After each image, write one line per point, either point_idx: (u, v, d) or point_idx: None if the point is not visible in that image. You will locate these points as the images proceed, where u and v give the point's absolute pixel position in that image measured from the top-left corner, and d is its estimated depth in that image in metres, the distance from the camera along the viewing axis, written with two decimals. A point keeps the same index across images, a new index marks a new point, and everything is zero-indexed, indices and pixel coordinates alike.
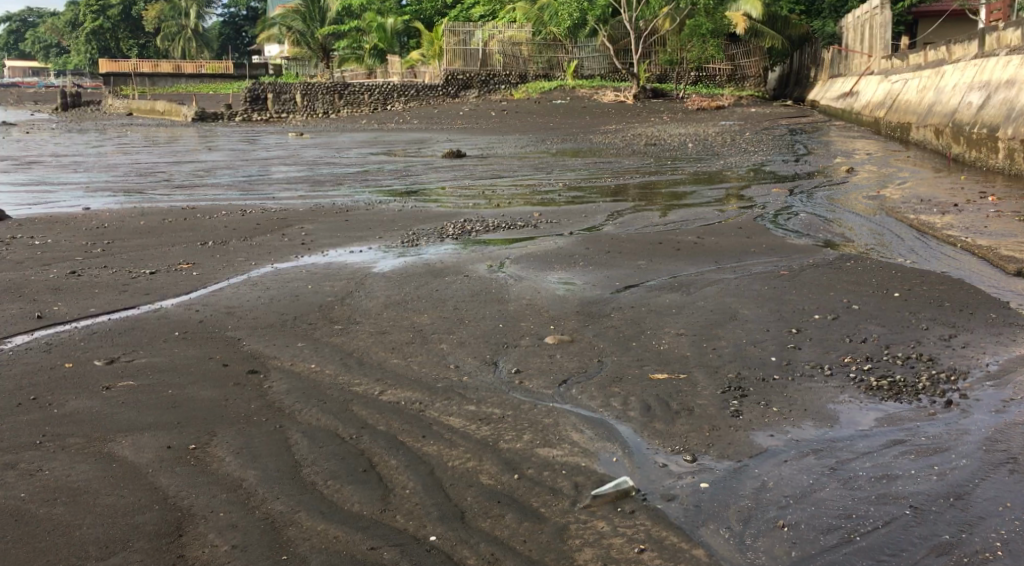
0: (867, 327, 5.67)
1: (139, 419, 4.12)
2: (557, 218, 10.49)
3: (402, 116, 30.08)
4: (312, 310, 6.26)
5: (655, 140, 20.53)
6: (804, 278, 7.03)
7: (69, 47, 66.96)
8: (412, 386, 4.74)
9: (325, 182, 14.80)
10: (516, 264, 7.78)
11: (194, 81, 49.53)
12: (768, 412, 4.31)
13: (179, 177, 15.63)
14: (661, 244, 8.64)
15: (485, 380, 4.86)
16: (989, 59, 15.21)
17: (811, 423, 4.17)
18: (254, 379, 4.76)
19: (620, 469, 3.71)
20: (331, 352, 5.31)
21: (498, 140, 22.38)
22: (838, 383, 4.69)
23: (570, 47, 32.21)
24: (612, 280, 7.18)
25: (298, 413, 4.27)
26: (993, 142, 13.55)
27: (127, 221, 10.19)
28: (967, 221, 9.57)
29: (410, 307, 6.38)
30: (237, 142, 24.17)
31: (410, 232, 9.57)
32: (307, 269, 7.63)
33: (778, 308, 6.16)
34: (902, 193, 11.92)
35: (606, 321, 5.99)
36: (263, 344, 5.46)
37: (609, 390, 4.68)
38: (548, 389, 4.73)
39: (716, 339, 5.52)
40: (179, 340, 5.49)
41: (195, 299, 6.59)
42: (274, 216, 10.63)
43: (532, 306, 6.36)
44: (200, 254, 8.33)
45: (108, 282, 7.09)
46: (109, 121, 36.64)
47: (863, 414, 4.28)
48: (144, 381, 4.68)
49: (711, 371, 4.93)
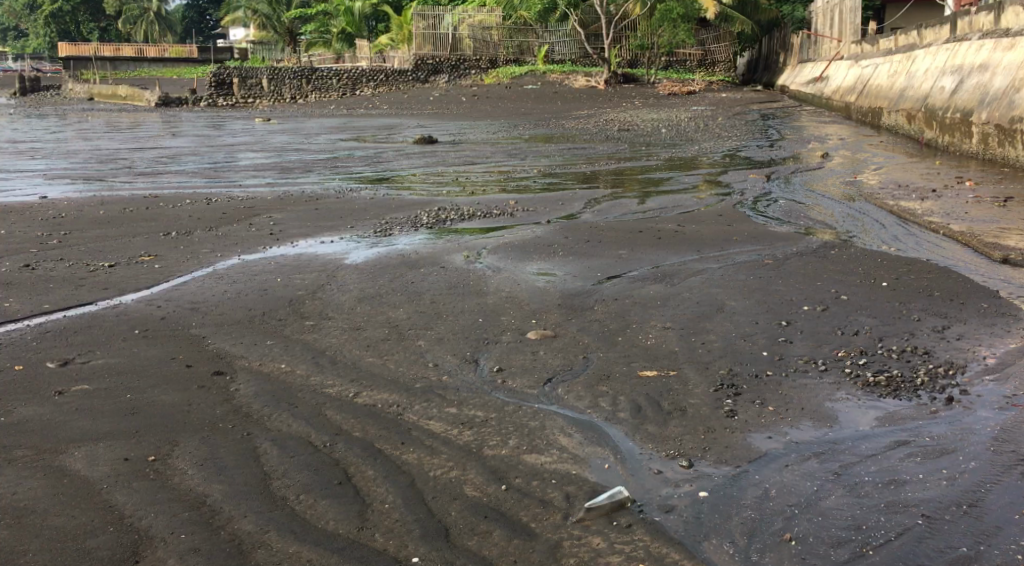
0: (858, 319, 5.48)
1: (94, 428, 3.84)
2: (533, 206, 10.24)
3: (371, 101, 29.62)
4: (282, 305, 5.97)
5: (628, 124, 20.33)
6: (789, 267, 6.85)
7: (30, 30, 65.78)
8: (390, 386, 4.50)
9: (293, 168, 14.43)
10: (493, 255, 7.53)
11: (157, 64, 48.68)
12: (764, 411, 4.09)
13: (141, 164, 15.21)
14: (642, 232, 8.44)
15: (467, 380, 4.63)
16: (962, 44, 15.11)
17: (810, 423, 3.95)
18: (220, 382, 4.48)
19: (613, 477, 3.49)
20: (303, 351, 5.04)
21: (469, 125, 22.07)
22: (834, 379, 4.49)
23: (541, 32, 31.92)
24: (594, 271, 6.95)
25: (268, 419, 4.00)
26: (967, 127, 13.41)
27: (85, 211, 9.82)
28: (947, 207, 9.42)
29: (384, 301, 6.11)
30: (201, 128, 23.63)
31: (383, 221, 9.28)
32: (276, 261, 7.32)
33: (766, 300, 5.96)
34: (879, 178, 11.80)
35: (590, 314, 5.76)
36: (229, 342, 5.17)
37: (597, 390, 4.45)
38: (531, 389, 4.51)
39: (704, 333, 5.32)
40: (138, 339, 5.18)
41: (156, 294, 6.26)
42: (239, 205, 10.26)
43: (511, 299, 6.12)
44: (163, 245, 8.00)
45: (64, 276, 6.75)
46: (70, 106, 35.79)
47: (862, 412, 4.06)
48: (102, 384, 4.39)
49: (702, 368, 4.71)
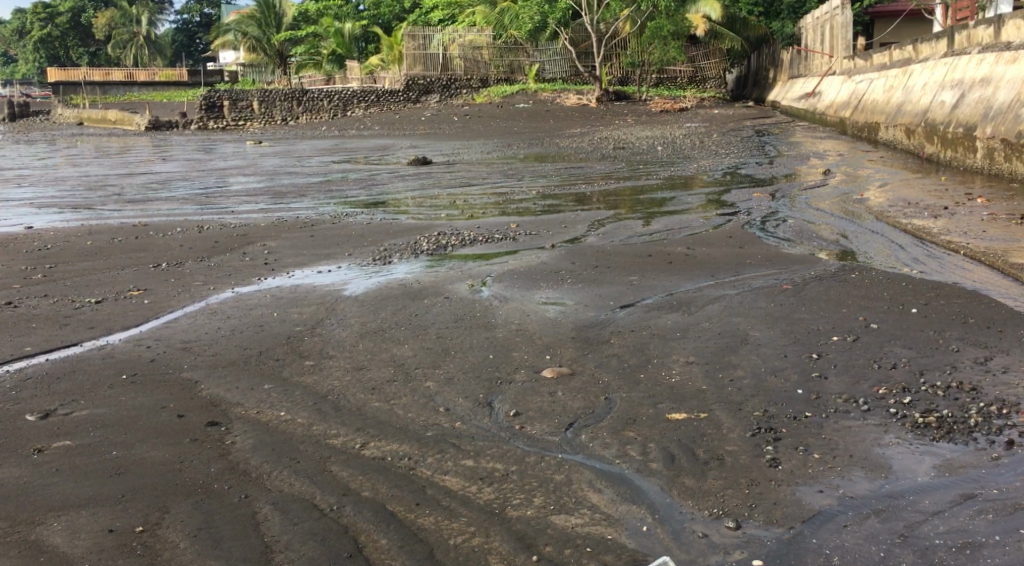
0: (893, 350, 5.14)
1: (77, 492, 3.50)
2: (536, 229, 9.94)
3: (363, 123, 29.29)
4: (279, 343, 5.63)
5: (624, 142, 20.06)
6: (809, 292, 6.51)
7: (18, 56, 65.70)
8: (399, 436, 4.15)
9: (286, 193, 14.04)
10: (499, 282, 7.20)
11: (146, 88, 48.41)
12: (810, 459, 3.75)
13: (130, 190, 14.81)
14: (651, 257, 8.10)
15: (481, 427, 4.28)
16: (961, 58, 14.89)
17: (862, 473, 3.62)
18: (214, 434, 4.13)
19: (652, 543, 3.19)
20: (303, 396, 4.68)
21: (463, 146, 21.76)
22: (879, 420, 4.14)
23: (532, 50, 31.73)
24: (605, 299, 6.62)
25: (267, 477, 3.66)
26: (971, 142, 13.14)
27: (72, 242, 9.47)
28: (963, 225, 9.11)
29: (388, 336, 5.78)
30: (192, 152, 23.26)
31: (381, 248, 8.94)
32: (272, 294, 6.99)
33: (791, 330, 5.62)
34: (887, 195, 11.51)
35: (606, 348, 5.43)
36: (223, 387, 4.81)
37: (625, 436, 4.11)
38: (552, 436, 4.16)
39: (732, 368, 4.98)
40: (125, 385, 4.81)
41: (144, 333, 5.90)
42: (231, 233, 9.92)
43: (522, 332, 5.79)
44: (152, 279, 7.65)
45: (47, 314, 6.40)
46: (58, 131, 35.45)
47: (917, 459, 3.73)
48: (85, 439, 4.05)
49: (734, 409, 4.36)
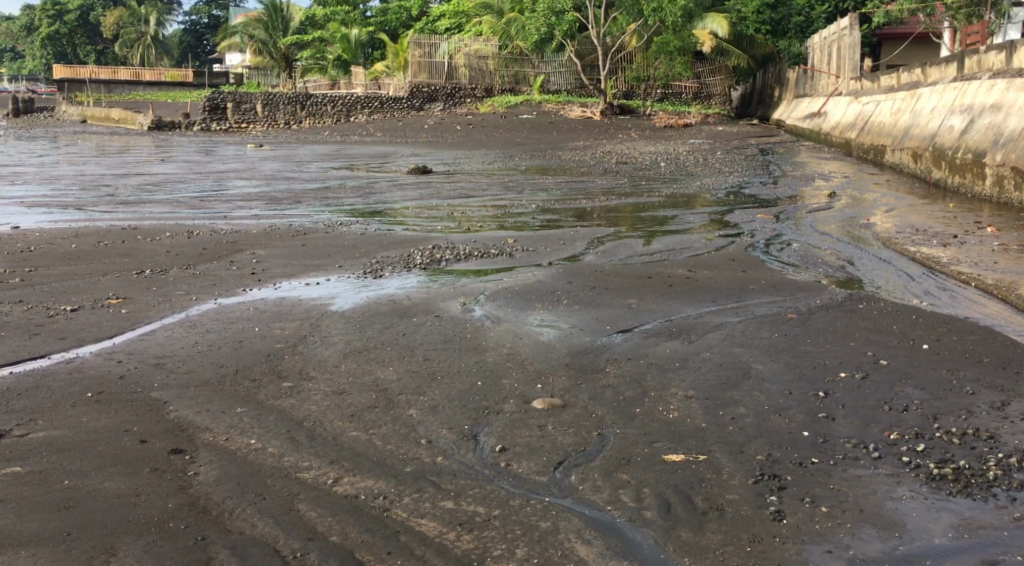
0: (904, 391, 4.85)
1: (19, 530, 3.32)
2: (533, 245, 9.67)
3: (365, 128, 29.08)
4: (258, 361, 5.35)
5: (626, 157, 19.79)
6: (815, 323, 6.23)
7: (27, 53, 65.66)
8: (375, 471, 3.88)
9: (283, 199, 13.73)
10: (492, 301, 6.93)
11: (151, 88, 48.18)
12: (817, 514, 3.48)
13: (124, 192, 14.51)
14: (651, 279, 7.83)
15: (465, 463, 3.99)
16: (971, 82, 14.63)
17: (874, 532, 3.35)
18: (177, 463, 3.89)
19: None
20: (277, 422, 4.40)
21: (465, 155, 21.45)
22: (891, 469, 3.86)
23: (537, 62, 31.59)
24: (602, 323, 6.34)
25: (228, 517, 3.46)
26: (980, 168, 12.86)
27: (58, 244, 9.18)
28: (973, 255, 8.82)
29: (373, 356, 5.50)
30: (193, 153, 22.98)
31: (373, 260, 8.66)
32: (256, 307, 6.71)
33: (796, 364, 5.33)
34: (894, 221, 11.22)
35: (601, 378, 5.15)
36: (192, 409, 4.54)
37: (617, 478, 3.82)
38: (540, 475, 3.89)
39: (733, 404, 4.70)
40: (89, 405, 4.55)
41: (117, 346, 5.63)
42: (222, 239, 9.64)
43: (513, 357, 5.51)
44: (134, 286, 7.37)
45: (18, 323, 6.11)
46: (60, 128, 35.20)
47: (932, 517, 3.45)
48: (38, 465, 3.83)
49: (736, 452, 4.08)
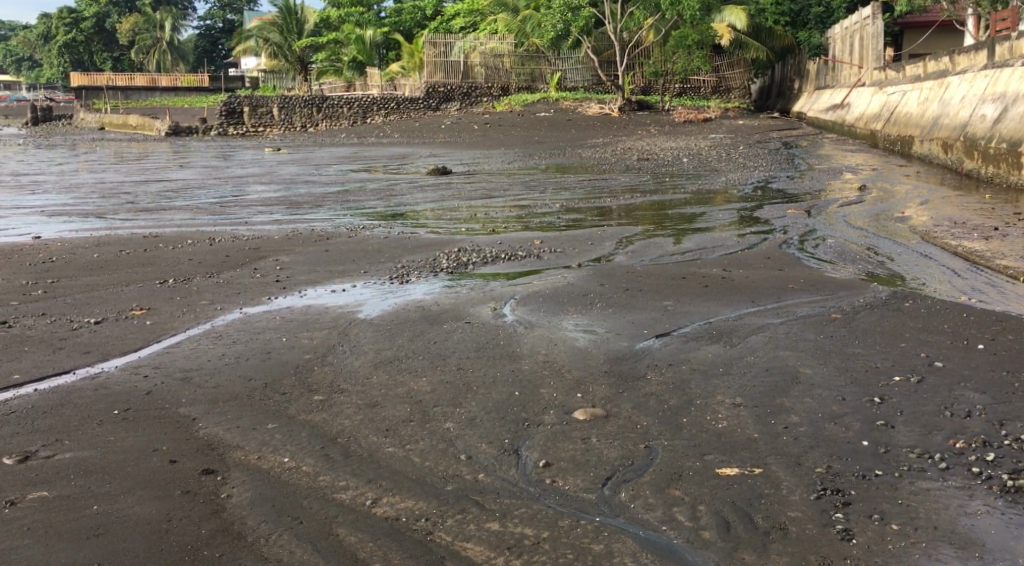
0: (963, 395, 4.61)
1: (47, 561, 3.17)
2: (560, 245, 9.49)
3: (382, 130, 28.97)
4: (287, 374, 5.18)
5: (647, 154, 19.53)
6: (861, 323, 5.99)
7: (44, 61, 66.06)
8: (415, 490, 3.69)
9: (302, 204, 13.57)
10: (523, 306, 6.73)
11: (169, 93, 48.37)
12: (888, 532, 3.27)
13: (144, 199, 14.40)
14: (685, 279, 7.61)
15: (508, 480, 3.80)
16: (1003, 70, 14.27)
17: (951, 553, 3.15)
18: (209, 485, 3.72)
19: None
20: (309, 438, 4.22)
21: (483, 155, 21.23)
22: (961, 481, 3.64)
23: (553, 59, 31.25)
24: (638, 327, 6.14)
25: (265, 543, 3.29)
26: (1015, 157, 12.51)
27: (79, 253, 9.08)
28: (1016, 248, 8.54)
29: (404, 366, 5.33)
30: (210, 158, 22.92)
31: (399, 265, 8.49)
32: (282, 316, 6.55)
33: (846, 368, 5.10)
34: (929, 214, 10.92)
35: (643, 385, 4.95)
36: (222, 426, 4.37)
37: (670, 495, 3.62)
38: (588, 492, 3.69)
39: (784, 412, 4.48)
40: (116, 423, 4.39)
41: (143, 360, 5.47)
42: (245, 246, 9.49)
43: (550, 364, 5.32)
44: (158, 295, 7.23)
45: (41, 337, 5.97)
46: (79, 135, 35.29)
47: (1013, 534, 3.24)
48: (65, 490, 3.67)
49: (793, 464, 3.87)
